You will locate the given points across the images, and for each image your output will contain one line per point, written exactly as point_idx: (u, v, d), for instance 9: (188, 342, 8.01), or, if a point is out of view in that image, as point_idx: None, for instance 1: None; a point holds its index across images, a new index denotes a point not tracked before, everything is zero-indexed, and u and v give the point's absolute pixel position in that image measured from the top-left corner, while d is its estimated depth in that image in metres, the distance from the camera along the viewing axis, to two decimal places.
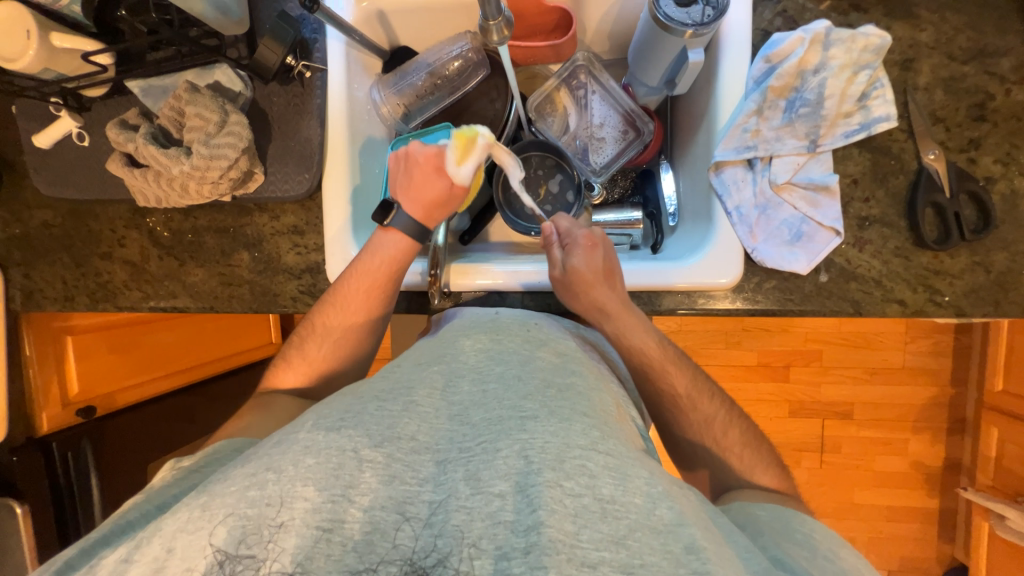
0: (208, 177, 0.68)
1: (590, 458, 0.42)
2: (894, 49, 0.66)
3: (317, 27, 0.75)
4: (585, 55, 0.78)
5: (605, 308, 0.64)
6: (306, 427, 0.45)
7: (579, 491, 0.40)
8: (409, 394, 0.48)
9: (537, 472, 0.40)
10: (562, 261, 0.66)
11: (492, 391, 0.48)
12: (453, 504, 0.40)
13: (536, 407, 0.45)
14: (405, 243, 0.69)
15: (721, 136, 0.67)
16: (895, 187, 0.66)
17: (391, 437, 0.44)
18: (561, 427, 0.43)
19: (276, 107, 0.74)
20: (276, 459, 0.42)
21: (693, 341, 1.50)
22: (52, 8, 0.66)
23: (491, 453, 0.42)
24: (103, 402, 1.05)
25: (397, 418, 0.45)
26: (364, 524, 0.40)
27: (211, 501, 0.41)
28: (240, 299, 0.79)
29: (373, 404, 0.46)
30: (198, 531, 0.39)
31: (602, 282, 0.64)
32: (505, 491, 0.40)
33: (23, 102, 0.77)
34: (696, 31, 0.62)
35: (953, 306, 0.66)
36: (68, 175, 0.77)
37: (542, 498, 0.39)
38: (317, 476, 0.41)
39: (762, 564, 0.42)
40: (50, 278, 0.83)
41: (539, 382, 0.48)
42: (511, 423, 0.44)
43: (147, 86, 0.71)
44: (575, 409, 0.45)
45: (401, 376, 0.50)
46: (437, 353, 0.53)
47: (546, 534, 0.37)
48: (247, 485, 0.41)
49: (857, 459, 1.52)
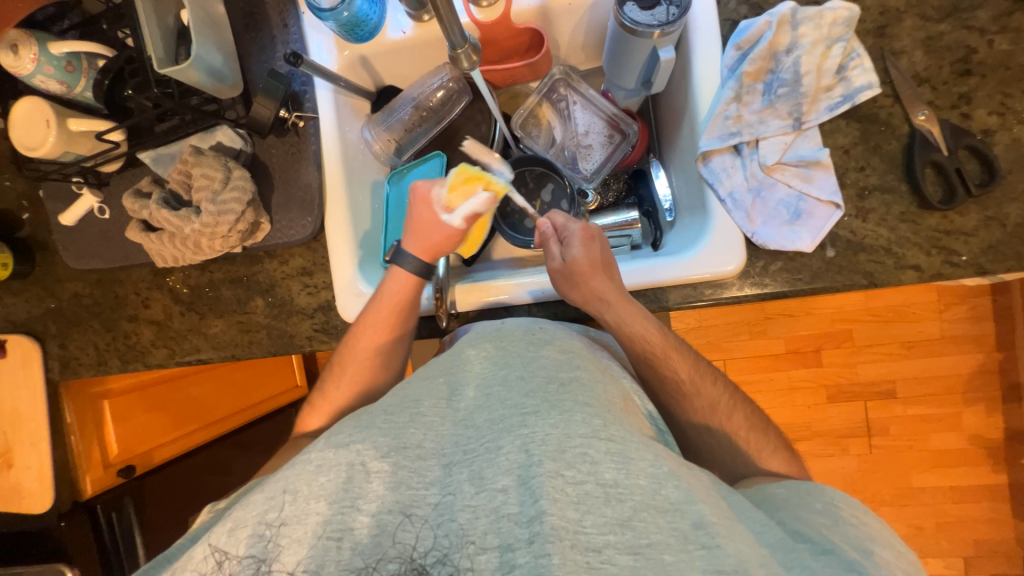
0: (219, 232, 0.72)
1: (592, 446, 0.45)
2: (866, 19, 0.66)
3: (305, 80, 0.79)
4: (561, 69, 0.81)
5: (605, 297, 0.64)
6: (317, 447, 0.48)
7: (581, 478, 0.44)
8: (416, 408, 0.51)
9: (538, 463, 0.44)
10: (560, 254, 0.66)
11: (495, 393, 0.51)
12: (459, 503, 0.45)
13: (537, 403, 0.49)
14: (415, 280, 0.70)
15: (704, 126, 0.68)
16: (889, 153, 0.65)
17: (398, 447, 0.48)
18: (563, 419, 0.47)
19: (276, 159, 0.78)
20: (291, 480, 0.46)
21: (715, 335, 1.47)
22: (67, 96, 0.73)
23: (493, 451, 0.46)
24: (142, 461, 1.09)
25: (404, 429, 0.49)
26: (371, 527, 0.44)
27: (236, 527, 0.45)
28: (259, 344, 0.82)
29: (380, 417, 0.50)
30: (229, 546, 0.44)
31: (601, 272, 0.65)
32: (508, 485, 0.44)
33: (49, 186, 0.83)
34: (663, 30, 0.63)
35: (972, 264, 0.63)
36: (93, 247, 0.83)
37: (543, 488, 0.43)
38: (328, 492, 0.45)
39: (777, 536, 0.45)
40: (84, 345, 0.87)
41: (541, 380, 0.51)
42: (512, 420, 0.48)
43: (157, 155, 0.76)
44: (576, 400, 0.49)
45: (409, 391, 0.53)
46: (444, 366, 0.56)
47: (548, 522, 0.41)
48: (267, 507, 0.45)
49: (908, 439, 1.44)
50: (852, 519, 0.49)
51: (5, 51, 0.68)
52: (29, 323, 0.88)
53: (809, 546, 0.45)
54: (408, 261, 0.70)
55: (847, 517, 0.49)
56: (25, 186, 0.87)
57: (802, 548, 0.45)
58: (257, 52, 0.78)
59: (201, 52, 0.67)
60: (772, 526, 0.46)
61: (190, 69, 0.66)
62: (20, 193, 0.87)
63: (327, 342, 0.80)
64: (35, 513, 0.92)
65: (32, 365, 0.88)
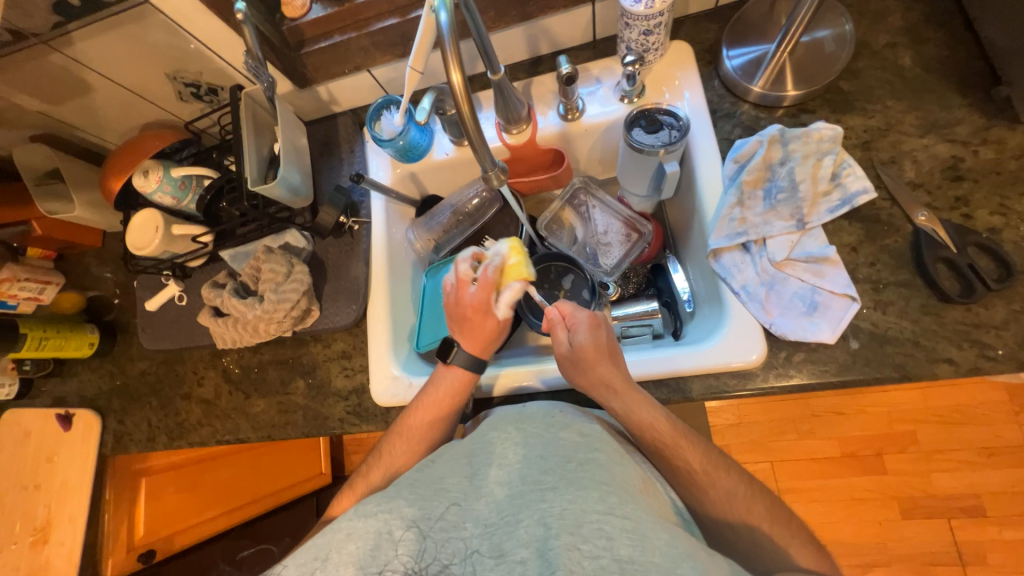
0: (275, 317, 0.81)
1: (607, 521, 0.45)
2: (851, 135, 0.74)
3: (363, 192, 0.93)
4: (581, 180, 0.92)
5: (610, 384, 0.65)
6: (347, 514, 0.50)
7: (596, 552, 0.43)
8: (439, 484, 0.53)
9: (556, 536, 0.45)
10: (568, 340, 0.69)
11: (515, 476, 0.52)
12: (480, 574, 0.45)
13: (554, 479, 0.50)
14: (467, 376, 0.73)
15: (712, 227, 0.74)
16: (897, 249, 0.68)
17: (423, 517, 0.49)
18: (579, 495, 0.47)
19: (331, 256, 0.90)
20: (322, 546, 0.48)
21: (756, 433, 1.38)
22: (175, 207, 0.89)
23: (513, 524, 0.48)
24: (159, 545, 1.10)
25: (431, 501, 0.51)
26: None
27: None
28: (295, 424, 0.86)
29: (406, 489, 0.53)
30: None
31: (607, 359, 0.67)
32: (527, 557, 0.45)
33: (143, 278, 0.98)
34: (666, 149, 0.74)
35: (1011, 358, 0.61)
36: (167, 330, 0.94)
37: (560, 559, 0.43)
38: (357, 558, 0.46)
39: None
40: (139, 420, 0.95)
41: (559, 460, 0.52)
42: (532, 494, 0.49)
43: (235, 252, 0.90)
44: (593, 480, 0.49)
45: (436, 469, 0.55)
46: (466, 449, 0.56)
47: None
48: (297, 573, 0.46)
49: (1011, 570, 1.21)
50: None
51: (138, 174, 0.86)
52: (97, 397, 0.98)
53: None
54: (459, 356, 0.73)
55: None
56: (124, 278, 1.03)
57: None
58: (327, 172, 0.95)
59: (286, 173, 0.83)
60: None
61: (275, 187, 0.81)
62: (118, 284, 1.03)
63: (358, 424, 0.83)
64: None
65: (90, 438, 0.95)
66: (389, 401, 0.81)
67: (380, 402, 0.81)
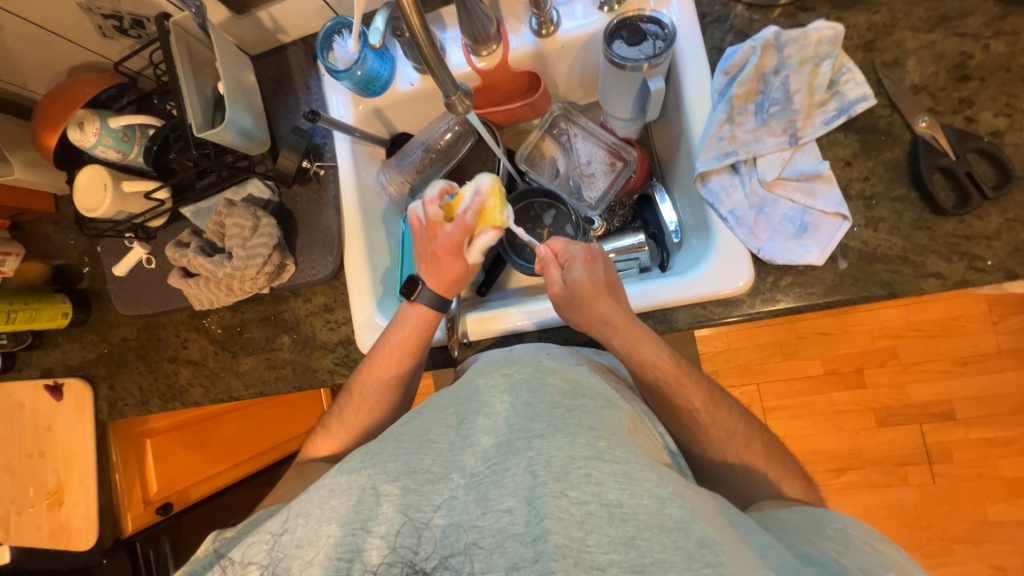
0: (247, 274, 0.77)
1: (595, 467, 0.45)
2: (853, 35, 0.68)
3: (325, 132, 0.86)
4: (560, 106, 0.85)
5: (610, 320, 0.65)
6: (331, 472, 0.50)
7: (584, 498, 0.44)
8: (425, 435, 0.52)
9: (543, 484, 0.44)
10: (563, 278, 0.67)
11: (501, 419, 0.52)
12: (465, 523, 0.45)
13: (542, 426, 0.49)
14: (432, 313, 0.73)
15: (699, 148, 0.69)
16: (894, 161, 0.64)
17: (406, 471, 0.49)
18: (567, 440, 0.47)
19: (300, 205, 0.85)
20: (305, 504, 0.48)
21: (745, 358, 1.41)
22: (123, 162, 0.83)
23: (499, 473, 0.47)
24: (179, 497, 1.14)
25: (413, 453, 0.51)
26: (382, 550, 0.45)
27: (250, 548, 0.47)
28: (285, 380, 0.86)
29: (391, 443, 0.52)
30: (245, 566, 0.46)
31: (605, 294, 0.65)
32: (514, 506, 0.45)
33: (106, 242, 0.93)
34: (651, 63, 0.67)
35: (1000, 269, 0.60)
36: (140, 294, 0.91)
37: (547, 508, 0.43)
38: (340, 514, 0.47)
39: (782, 559, 0.43)
40: (130, 386, 0.94)
41: (546, 405, 0.51)
42: (518, 442, 0.48)
43: (197, 208, 0.84)
44: (582, 424, 0.49)
45: (420, 424, 0.54)
46: (453, 396, 0.57)
47: (552, 541, 0.42)
48: (280, 531, 0.47)
49: (974, 465, 1.31)
50: (871, 547, 0.46)
51: (73, 127, 0.78)
52: (83, 367, 0.96)
53: (814, 567, 0.42)
54: (424, 295, 0.73)
55: (863, 540, 0.47)
56: (86, 243, 0.97)
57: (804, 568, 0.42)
58: (284, 112, 0.87)
59: (234, 116, 0.76)
60: (777, 547, 0.44)
61: (224, 132, 0.74)
62: (82, 250, 0.98)
63: (348, 375, 0.83)
64: (79, 550, 0.97)
65: (85, 408, 0.95)
66: None
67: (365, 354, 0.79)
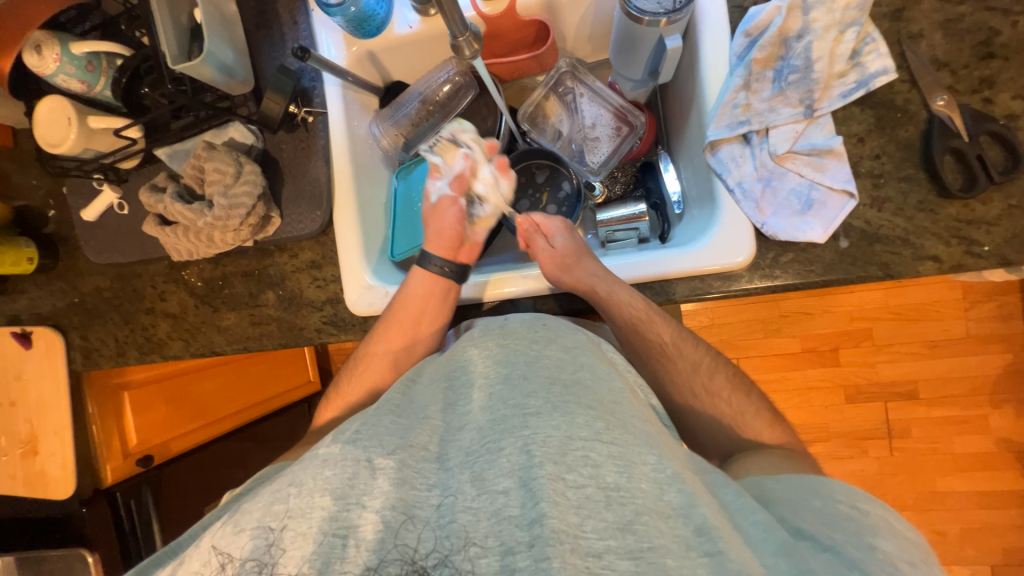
0: (230, 225, 0.73)
1: (593, 448, 0.46)
2: (881, 2, 0.65)
3: (314, 75, 0.80)
4: (568, 62, 0.80)
5: (598, 275, 0.68)
6: (325, 443, 0.50)
7: (581, 482, 0.44)
8: (423, 414, 0.54)
9: (539, 465, 0.44)
10: (550, 244, 0.72)
11: (497, 393, 0.52)
12: (460, 505, 0.45)
13: (540, 404, 0.49)
14: (441, 282, 0.73)
15: (712, 116, 0.67)
16: (906, 140, 0.63)
17: (403, 445, 0.49)
18: (565, 420, 0.47)
19: (286, 154, 0.80)
20: (298, 474, 0.47)
21: (729, 333, 1.44)
22: (88, 95, 0.75)
23: (494, 453, 0.47)
24: (160, 450, 1.10)
25: (409, 430, 0.51)
26: (376, 525, 0.44)
27: (239, 524, 0.45)
28: (270, 337, 0.83)
29: (387, 419, 0.52)
30: (229, 544, 0.44)
31: (587, 256, 0.70)
32: (509, 487, 0.45)
33: (72, 183, 0.86)
34: (669, 18, 0.63)
35: (995, 255, 0.61)
36: (112, 242, 0.86)
37: (544, 490, 0.43)
38: (333, 486, 0.46)
39: (780, 539, 0.44)
40: (104, 337, 0.90)
41: (544, 380, 0.52)
42: (514, 420, 0.48)
43: (173, 151, 0.78)
44: (580, 403, 0.49)
45: (417, 397, 0.57)
46: (447, 369, 0.59)
47: (549, 525, 0.41)
48: (272, 499, 0.46)
49: (932, 442, 1.39)
50: (860, 511, 0.48)
51: (29, 51, 0.70)
52: (52, 316, 0.92)
53: (809, 543, 0.44)
54: (433, 262, 0.73)
55: (850, 505, 0.49)
56: (50, 183, 0.90)
57: (801, 548, 0.43)
58: (269, 50, 0.80)
59: (213, 48, 0.69)
60: (773, 527, 0.45)
61: (202, 65, 0.68)
62: (46, 191, 0.91)
63: (335, 334, 0.81)
64: (55, 500, 0.95)
65: (55, 356, 0.91)
66: (367, 310, 0.78)
67: (358, 313, 0.77)
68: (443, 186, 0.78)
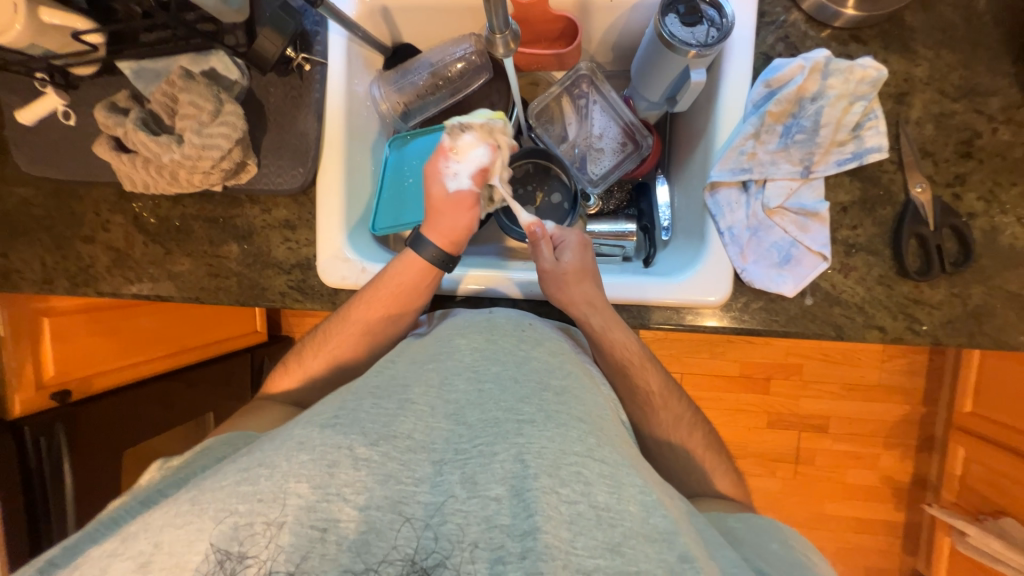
0: (200, 167, 0.66)
1: (586, 466, 0.46)
2: (890, 82, 0.68)
3: (318, 20, 0.74)
4: (588, 66, 0.78)
5: (593, 303, 0.67)
6: (301, 424, 0.49)
7: (574, 497, 0.45)
8: (406, 394, 0.52)
9: (534, 477, 0.45)
10: (555, 258, 0.69)
11: (488, 392, 0.52)
12: (450, 508, 0.45)
13: (533, 412, 0.50)
14: (431, 268, 0.69)
15: (718, 157, 0.69)
16: (882, 218, 0.68)
17: (387, 436, 0.48)
18: (559, 433, 0.48)
19: (274, 98, 0.73)
20: (269, 455, 0.46)
21: (678, 348, 1.53)
22: None
23: (487, 456, 0.47)
24: (81, 386, 1.01)
25: (393, 417, 0.50)
26: (359, 524, 0.44)
27: (189, 521, 0.42)
28: (227, 292, 0.77)
29: (370, 402, 0.51)
30: (189, 525, 0.42)
31: (590, 279, 0.68)
32: (501, 495, 0.45)
33: (8, 77, 0.75)
34: (699, 52, 0.63)
35: (930, 335, 0.67)
36: (51, 153, 0.75)
37: (538, 504, 0.44)
38: (311, 474, 0.45)
39: None
40: (28, 259, 0.80)
41: (535, 387, 0.52)
42: (507, 425, 0.49)
43: (139, 68, 0.70)
44: (572, 415, 0.50)
45: (400, 374, 0.55)
46: (432, 352, 0.58)
47: (542, 540, 0.42)
48: (239, 480, 0.45)
49: (829, 471, 1.56)
50: (810, 560, 0.56)
51: None
52: None
53: None
54: (428, 249, 0.69)
55: (802, 552, 0.56)
56: None
57: None
58: None
59: None
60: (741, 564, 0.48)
61: None
62: None
63: (300, 301, 0.77)
64: None
65: None
66: (338, 283, 0.74)
67: (327, 284, 0.73)
68: (461, 174, 0.70)
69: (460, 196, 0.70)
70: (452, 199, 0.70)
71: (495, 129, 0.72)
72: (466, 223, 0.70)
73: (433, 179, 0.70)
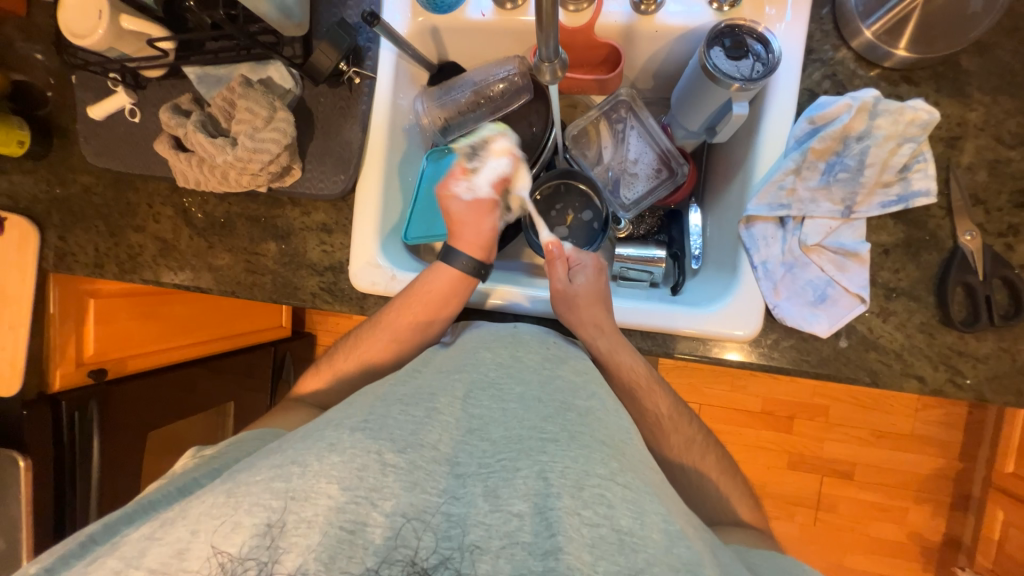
0: (250, 168, 0.70)
1: (609, 488, 0.46)
2: (942, 125, 0.66)
3: (372, 36, 0.78)
4: (628, 92, 0.79)
5: (601, 325, 0.66)
6: (333, 426, 0.50)
7: (596, 520, 0.44)
8: (431, 404, 0.53)
9: (557, 497, 0.45)
10: (567, 279, 0.70)
11: (513, 410, 0.52)
12: (472, 518, 0.45)
13: (557, 430, 0.50)
14: (465, 276, 0.71)
15: (756, 191, 0.68)
16: (926, 263, 0.65)
17: (414, 444, 0.49)
18: (582, 454, 0.48)
19: (322, 107, 0.76)
20: (302, 454, 0.47)
21: (697, 379, 1.49)
22: None
23: (510, 471, 0.47)
24: (116, 366, 1.06)
25: (420, 425, 0.50)
26: (385, 529, 0.44)
27: (216, 514, 0.44)
28: (261, 288, 0.80)
29: (397, 408, 0.52)
30: (224, 517, 0.43)
31: (600, 304, 0.68)
32: (524, 510, 0.45)
33: (85, 75, 0.81)
34: (742, 85, 0.63)
35: (973, 389, 0.64)
36: (115, 146, 0.81)
37: (560, 525, 0.43)
38: (342, 475, 0.45)
39: None
40: (84, 244, 0.85)
41: (559, 406, 0.52)
42: (531, 443, 0.49)
43: (203, 74, 0.74)
44: (594, 437, 0.50)
45: (425, 384, 0.56)
46: (458, 363, 0.58)
47: (564, 561, 0.41)
48: (273, 476, 0.46)
49: (852, 521, 1.48)
50: None
51: None
52: (33, 206, 0.86)
53: None
54: (459, 260, 0.71)
55: None
56: (58, 64, 0.85)
57: None
58: None
59: None
60: None
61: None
62: (52, 74, 0.85)
63: (330, 303, 0.79)
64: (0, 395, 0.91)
65: (26, 248, 0.86)
66: (368, 288, 0.76)
67: (358, 290, 0.75)
68: (476, 185, 0.75)
69: (478, 206, 0.74)
70: (470, 208, 0.74)
71: (496, 141, 0.79)
72: (487, 228, 0.73)
73: (451, 193, 0.74)
